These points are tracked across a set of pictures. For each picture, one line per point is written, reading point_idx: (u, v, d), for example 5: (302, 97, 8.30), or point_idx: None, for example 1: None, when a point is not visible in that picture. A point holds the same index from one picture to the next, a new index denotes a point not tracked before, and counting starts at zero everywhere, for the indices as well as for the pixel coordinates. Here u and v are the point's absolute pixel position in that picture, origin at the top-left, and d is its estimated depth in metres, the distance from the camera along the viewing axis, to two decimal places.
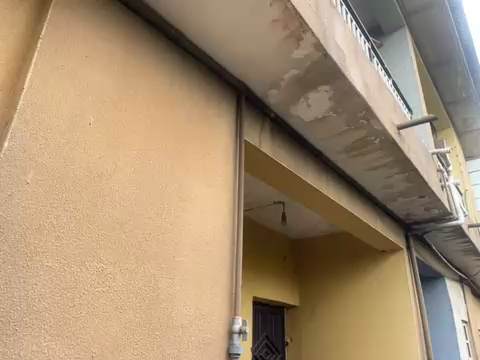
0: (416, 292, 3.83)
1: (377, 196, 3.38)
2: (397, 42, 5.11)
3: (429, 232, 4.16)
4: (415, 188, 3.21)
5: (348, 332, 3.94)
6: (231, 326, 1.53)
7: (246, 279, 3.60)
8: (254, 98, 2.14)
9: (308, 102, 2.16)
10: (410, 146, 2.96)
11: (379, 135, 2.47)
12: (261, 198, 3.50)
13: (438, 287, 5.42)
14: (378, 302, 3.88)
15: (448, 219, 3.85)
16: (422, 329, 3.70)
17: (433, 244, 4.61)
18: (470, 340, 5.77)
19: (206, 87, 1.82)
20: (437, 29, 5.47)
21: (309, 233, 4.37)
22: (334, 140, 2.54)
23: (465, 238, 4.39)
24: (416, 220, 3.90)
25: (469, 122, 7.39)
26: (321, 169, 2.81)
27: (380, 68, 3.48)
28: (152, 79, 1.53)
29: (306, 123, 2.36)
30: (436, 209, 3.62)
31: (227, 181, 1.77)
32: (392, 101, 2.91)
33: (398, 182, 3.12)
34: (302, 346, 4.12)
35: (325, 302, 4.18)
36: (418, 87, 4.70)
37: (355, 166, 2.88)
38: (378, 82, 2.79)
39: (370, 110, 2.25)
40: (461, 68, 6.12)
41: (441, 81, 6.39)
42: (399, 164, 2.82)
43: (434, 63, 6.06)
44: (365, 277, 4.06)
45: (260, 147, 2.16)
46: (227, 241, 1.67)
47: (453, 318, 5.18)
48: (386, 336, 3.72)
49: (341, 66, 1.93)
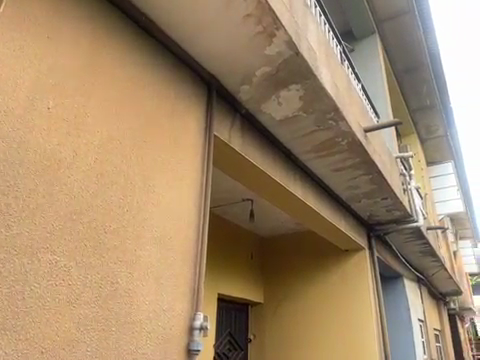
0: (376, 292, 3.96)
1: (342, 196, 3.46)
2: (368, 47, 5.25)
3: (390, 233, 4.32)
4: (379, 189, 3.31)
5: (311, 332, 4.00)
6: (192, 322, 1.51)
7: (211, 276, 3.59)
8: (225, 93, 2.12)
9: (279, 101, 2.17)
10: (376, 149, 3.05)
11: (346, 136, 2.52)
12: (230, 195, 3.49)
13: (396, 286, 5.64)
14: (339, 302, 3.97)
15: (409, 221, 4.01)
16: (381, 326, 3.82)
17: (394, 245, 4.79)
18: (425, 338, 6.05)
19: (176, 79, 1.78)
20: (406, 37, 5.66)
21: (276, 231, 4.41)
22: (303, 139, 2.57)
23: (424, 240, 4.59)
24: (378, 221, 4.03)
25: (431, 129, 7.74)
26: (290, 168, 2.84)
27: (350, 71, 3.56)
28: (119, 67, 1.47)
29: (276, 121, 2.37)
30: (398, 211, 3.76)
31: (194, 176, 1.74)
32: (360, 105, 2.99)
33: (363, 183, 3.21)
34: (265, 346, 4.13)
35: (290, 300, 4.24)
36: (386, 93, 4.86)
37: (322, 166, 2.93)
38: (347, 84, 2.85)
39: (339, 111, 2.29)
40: (427, 77, 6.38)
41: (408, 88, 6.65)
42: (364, 165, 2.90)
43: (401, 70, 6.28)
44: (328, 276, 4.15)
45: (229, 143, 2.15)
46: (192, 236, 1.64)
47: (410, 316, 5.42)
48: (347, 334, 3.82)
49: (312, 66, 1.95)
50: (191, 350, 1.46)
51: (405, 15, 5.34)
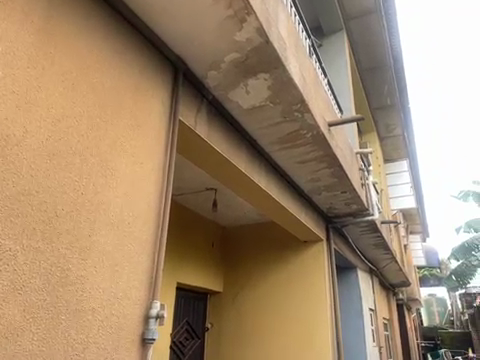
0: (331, 281, 4.08)
1: (304, 188, 3.52)
2: (335, 44, 5.34)
3: (348, 226, 4.47)
4: (339, 183, 3.40)
5: (268, 321, 4.06)
6: (148, 311, 1.47)
7: (170, 264, 3.54)
8: (192, 78, 2.06)
9: (247, 89, 2.14)
10: (338, 144, 3.12)
11: (311, 129, 2.55)
12: (193, 183, 3.44)
13: (351, 277, 5.89)
14: (296, 293, 4.06)
15: (365, 215, 4.17)
16: (335, 314, 3.94)
17: (350, 237, 4.97)
18: (375, 326, 6.38)
19: (140, 57, 1.70)
20: (372, 36, 5.82)
21: (238, 220, 4.43)
22: (269, 130, 2.57)
23: (378, 233, 4.80)
24: (337, 214, 4.15)
25: (390, 128, 8.08)
26: (255, 159, 2.84)
27: (317, 66, 3.59)
28: (78, 40, 1.38)
29: (243, 110, 2.35)
30: (356, 204, 3.88)
31: (156, 160, 1.68)
32: (325, 100, 3.03)
33: (325, 176, 3.27)
34: (223, 337, 4.15)
35: (249, 290, 4.28)
36: (350, 89, 4.97)
37: (287, 158, 2.95)
38: (315, 78, 2.87)
39: (305, 104, 2.30)
40: (389, 77, 6.62)
41: (370, 87, 6.88)
42: (327, 159, 2.95)
43: (366, 69, 6.48)
44: (287, 265, 4.23)
45: (195, 128, 2.10)
46: (151, 222, 1.59)
47: (361, 306, 5.68)
48: (302, 322, 3.90)
49: (281, 55, 1.94)
50: (146, 339, 1.43)
51: (372, 15, 5.48)
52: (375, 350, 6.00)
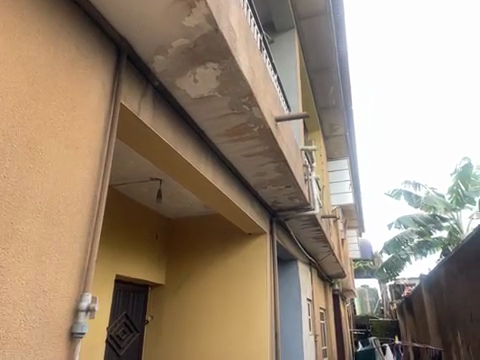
0: (272, 272, 4.16)
1: (250, 181, 3.56)
2: (286, 41, 5.44)
3: (290, 219, 4.60)
4: (284, 178, 3.48)
5: (209, 312, 4.05)
6: (78, 304, 1.39)
7: (110, 256, 3.41)
8: (137, 61, 1.97)
9: (195, 78, 2.09)
10: (284, 139, 3.18)
11: (258, 123, 2.57)
12: (137, 173, 3.32)
13: (291, 269, 6.11)
14: (237, 284, 4.08)
15: (307, 209, 4.31)
16: (274, 304, 4.01)
17: (292, 230, 5.13)
18: (312, 315, 6.69)
19: (78, 33, 1.58)
20: (321, 37, 6.01)
21: (184, 212, 4.38)
22: (217, 121, 2.54)
23: (318, 227, 5.01)
24: (281, 208, 4.26)
25: (334, 127, 8.46)
26: (201, 150, 2.80)
27: (267, 61, 3.62)
28: (6, 7, 1.24)
29: (191, 99, 2.30)
30: (298, 199, 4.00)
31: (92, 145, 1.58)
32: (274, 95, 3.07)
33: (270, 170, 3.32)
34: (163, 331, 4.10)
35: (191, 281, 4.26)
36: (298, 87, 5.09)
37: (233, 150, 2.95)
38: (264, 72, 2.88)
39: (253, 97, 2.31)
40: (336, 78, 6.90)
41: (317, 86, 7.13)
42: (272, 153, 3.00)
43: (314, 68, 6.70)
44: (230, 257, 4.24)
45: (139, 115, 2.02)
46: (85, 211, 1.50)
47: (300, 297, 5.91)
48: (242, 313, 3.92)
49: (230, 46, 1.92)
50: (75, 333, 1.35)
51: (322, 16, 5.64)
52: (311, 339, 6.28)
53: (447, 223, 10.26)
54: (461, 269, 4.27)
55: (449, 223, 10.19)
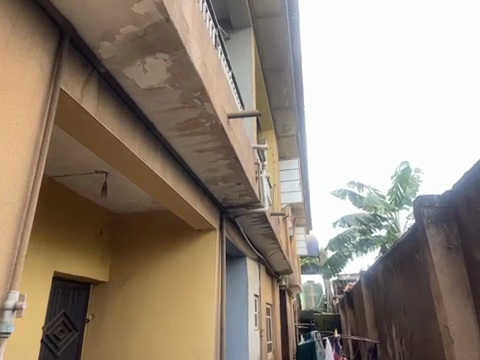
0: (220, 268, 4.17)
1: (200, 177, 3.52)
2: (242, 39, 5.45)
3: (240, 216, 4.63)
4: (235, 175, 3.47)
5: (153, 310, 3.97)
6: (4, 302, 1.28)
7: (48, 252, 3.22)
8: (81, 45, 1.86)
9: (144, 68, 2.02)
10: (236, 137, 3.17)
11: (210, 118, 2.54)
12: (82, 165, 3.15)
13: (239, 266, 6.18)
14: (184, 281, 4.03)
15: (257, 206, 4.36)
16: (220, 300, 4.02)
17: (242, 227, 5.17)
18: (258, 311, 6.83)
19: (13, 10, 1.45)
20: (277, 37, 6.09)
21: (131, 207, 4.24)
22: (167, 114, 2.48)
23: (267, 224, 5.08)
24: (231, 204, 4.27)
25: (287, 127, 8.66)
26: (150, 143, 2.72)
27: (222, 57, 3.60)
28: None
29: (140, 90, 2.22)
30: (249, 196, 4.03)
31: (26, 133, 1.46)
32: (227, 92, 3.06)
33: (221, 167, 3.31)
34: (105, 332, 3.94)
35: (136, 278, 4.14)
36: (252, 85, 5.13)
37: (184, 145, 2.90)
38: (218, 68, 2.86)
39: (205, 92, 2.28)
40: (289, 79, 7.05)
41: (272, 86, 7.25)
42: (223, 150, 2.98)
43: (269, 68, 6.79)
44: (177, 253, 4.17)
45: (81, 102, 1.91)
46: (16, 202, 1.39)
47: (247, 293, 6.00)
48: (187, 310, 3.88)
49: (182, 37, 1.87)
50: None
51: (278, 17, 5.71)
52: (256, 334, 6.41)
53: (386, 222, 10.85)
54: (396, 264, 4.60)
55: (388, 222, 10.80)
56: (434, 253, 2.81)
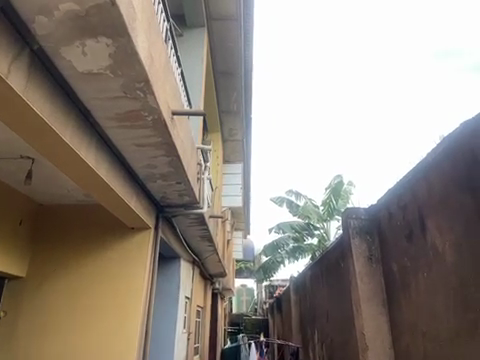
0: (151, 268, 4.04)
1: (138, 173, 3.38)
2: (194, 38, 5.41)
3: (177, 216, 4.53)
4: (175, 174, 3.39)
5: (75, 309, 3.73)
6: None
7: None
8: (13, 17, 1.70)
9: (84, 50, 1.90)
10: (180, 135, 3.10)
11: (153, 112, 2.45)
12: (4, 148, 2.87)
13: (172, 267, 6.06)
14: (111, 279, 3.84)
15: (196, 208, 4.30)
16: (148, 301, 3.90)
17: (178, 228, 5.07)
18: (188, 314, 6.74)
19: None
20: (230, 41, 6.12)
21: (60, 199, 3.96)
22: (107, 103, 2.35)
23: (204, 226, 5.05)
24: (169, 203, 4.16)
25: (233, 131, 8.73)
26: (84, 132, 2.56)
27: (172, 52, 3.52)
28: None
29: (77, 73, 2.08)
30: (188, 197, 3.96)
31: None
32: (174, 88, 2.98)
33: (161, 164, 3.21)
34: (16, 332, 3.64)
35: (59, 275, 3.87)
36: (201, 85, 5.09)
37: (123, 137, 2.77)
38: (166, 62, 2.78)
39: (149, 83, 2.20)
40: (240, 84, 7.12)
41: (222, 89, 7.26)
42: (164, 147, 2.89)
43: (220, 70, 6.81)
44: (107, 250, 3.96)
45: (7, 78, 1.74)
46: None
47: (177, 295, 5.90)
48: (112, 310, 3.70)
49: (127, 23, 1.80)
50: None
51: (233, 21, 5.75)
52: (184, 336, 6.33)
53: (318, 231, 11.39)
54: (323, 271, 4.82)
55: (320, 232, 11.36)
56: (357, 263, 2.99)
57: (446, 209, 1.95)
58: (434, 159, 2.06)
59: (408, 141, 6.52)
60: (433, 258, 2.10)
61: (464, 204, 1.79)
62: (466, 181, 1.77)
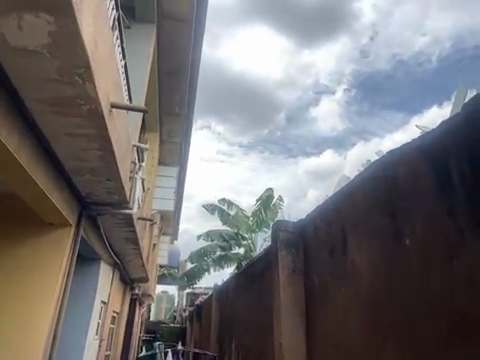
0: (68, 269, 3.74)
1: (65, 165, 3.13)
2: (143, 33, 5.24)
3: (103, 215, 4.27)
4: (105, 170, 3.19)
5: None
6: None
7: None
8: None
9: (20, 23, 1.73)
10: (116, 130, 2.95)
11: (91, 102, 2.29)
12: None
13: (90, 269, 5.69)
14: (21, 279, 3.52)
15: (124, 208, 4.08)
16: (60, 305, 3.62)
17: (102, 228, 4.77)
18: (102, 320, 6.36)
19: None
20: (179, 43, 6.03)
21: None
22: (38, 85, 2.16)
23: (131, 228, 4.82)
24: (95, 201, 3.90)
25: (172, 134, 8.57)
26: (7, 113, 2.33)
27: (118, 43, 3.35)
28: None
29: (8, 47, 1.88)
30: (117, 196, 3.75)
31: None
32: (116, 80, 2.84)
33: (92, 158, 3.01)
34: None
35: None
36: (145, 82, 4.93)
37: (52, 125, 2.56)
38: (110, 52, 2.63)
39: (90, 71, 2.07)
40: (185, 87, 7.01)
41: (165, 89, 7.09)
42: (98, 140, 2.72)
43: (166, 70, 6.66)
44: (21, 246, 3.62)
45: None
46: None
47: (94, 299, 5.55)
48: (18, 312, 3.40)
49: (74, 3, 1.68)
50: None
51: (184, 23, 5.67)
52: (95, 343, 5.96)
53: (245, 242, 11.55)
54: (247, 281, 4.90)
55: (247, 242, 11.53)
56: (281, 273, 3.11)
57: (367, 228, 2.12)
58: (360, 181, 2.23)
59: (355, 156, 7.08)
60: (351, 272, 2.26)
61: (383, 224, 1.96)
62: (386, 203, 1.94)
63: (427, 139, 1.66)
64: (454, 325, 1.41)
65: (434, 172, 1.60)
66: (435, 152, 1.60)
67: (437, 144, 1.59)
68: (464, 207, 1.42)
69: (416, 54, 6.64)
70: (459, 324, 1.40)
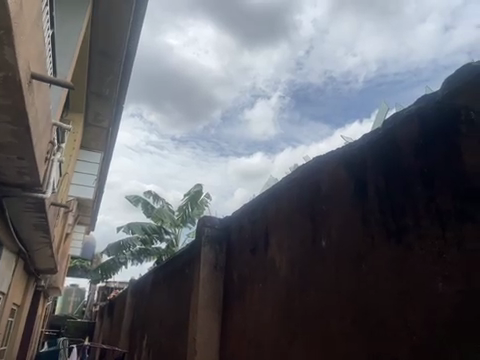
0: None
1: None
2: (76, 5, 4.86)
3: (10, 197, 3.84)
4: (17, 147, 2.87)
5: None
6: None
7: None
8: None
9: None
10: (35, 104, 2.67)
11: (7, 69, 2.05)
12: None
13: None
14: None
15: (36, 191, 3.72)
16: None
17: (8, 211, 4.28)
18: None
19: None
20: (116, 22, 5.72)
21: None
22: None
23: (42, 213, 4.41)
24: (2, 181, 3.49)
25: (99, 118, 8.08)
26: None
27: (46, 10, 3.05)
28: None
29: None
30: (29, 177, 3.40)
31: None
32: (40, 49, 2.57)
33: (3, 133, 2.69)
34: None
35: None
36: (74, 58, 4.57)
37: None
38: (37, 18, 2.39)
39: (11, 35, 1.85)
40: (117, 71, 6.65)
41: (95, 68, 6.65)
42: (13, 113, 2.43)
43: (98, 49, 6.26)
44: None
45: None
46: None
47: None
48: None
49: None
50: None
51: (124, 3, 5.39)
52: None
53: (168, 236, 11.36)
54: (166, 277, 4.81)
55: (170, 237, 11.35)
56: (203, 270, 3.10)
57: (288, 229, 2.22)
58: (286, 184, 2.33)
59: (283, 160, 7.40)
60: (269, 270, 2.35)
61: (303, 225, 2.07)
62: (309, 207, 2.05)
63: (350, 149, 1.79)
64: (358, 321, 1.54)
65: (353, 181, 1.73)
66: (355, 163, 1.73)
67: (357, 155, 1.73)
68: (376, 215, 1.56)
69: (344, 73, 7.33)
70: (361, 321, 1.52)
